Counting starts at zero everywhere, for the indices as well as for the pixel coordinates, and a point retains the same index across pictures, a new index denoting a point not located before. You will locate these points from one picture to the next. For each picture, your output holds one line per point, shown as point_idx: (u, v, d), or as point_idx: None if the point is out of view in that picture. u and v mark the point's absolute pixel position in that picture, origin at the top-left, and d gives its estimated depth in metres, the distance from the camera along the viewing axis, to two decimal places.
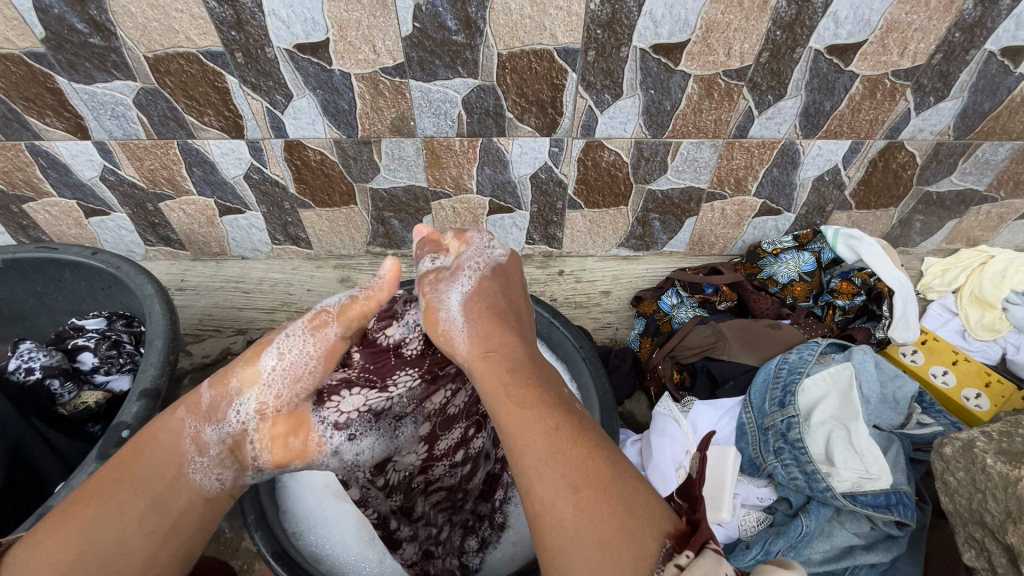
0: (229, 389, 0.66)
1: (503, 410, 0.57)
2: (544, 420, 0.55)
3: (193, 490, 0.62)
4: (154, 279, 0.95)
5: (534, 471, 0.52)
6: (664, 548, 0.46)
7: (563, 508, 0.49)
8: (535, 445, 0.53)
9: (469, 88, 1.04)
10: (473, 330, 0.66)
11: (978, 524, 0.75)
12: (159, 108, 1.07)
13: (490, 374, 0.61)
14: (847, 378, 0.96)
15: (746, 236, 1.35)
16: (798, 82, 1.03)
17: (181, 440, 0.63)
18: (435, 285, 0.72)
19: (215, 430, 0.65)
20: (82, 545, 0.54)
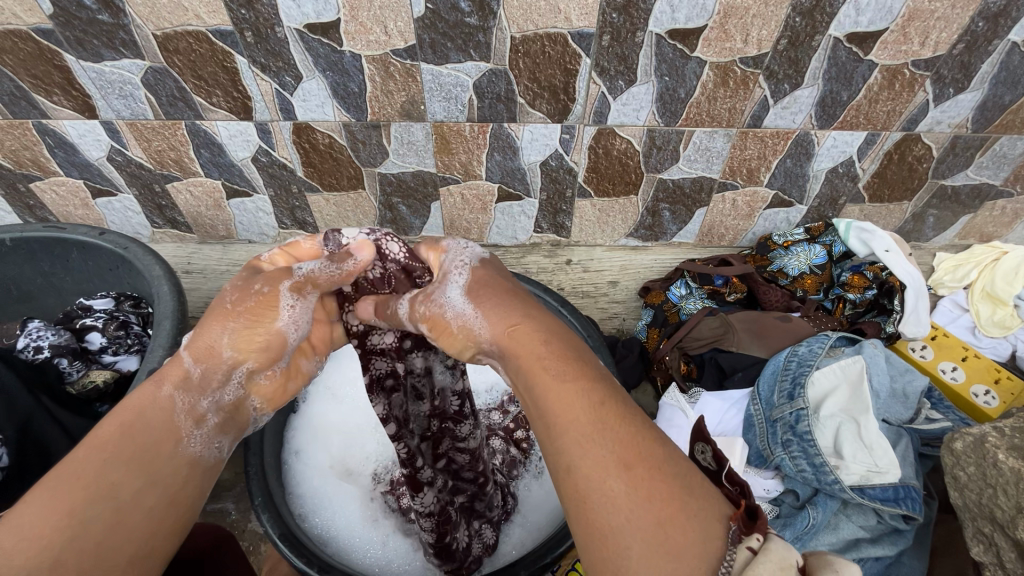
0: (223, 359, 0.56)
1: (541, 387, 0.48)
2: (588, 394, 0.46)
3: (189, 462, 0.54)
4: (162, 260, 0.95)
5: (580, 448, 0.44)
6: (730, 532, 0.40)
7: (613, 486, 0.42)
8: (581, 422, 0.45)
9: (481, 72, 1.03)
10: (488, 308, 0.54)
11: (988, 519, 0.75)
12: (167, 87, 1.06)
13: (521, 356, 0.50)
14: (857, 371, 0.95)
15: (757, 228, 1.34)
16: (816, 70, 1.02)
17: (173, 415, 0.54)
18: (430, 299, 0.58)
19: (210, 400, 0.57)
20: (75, 525, 0.45)
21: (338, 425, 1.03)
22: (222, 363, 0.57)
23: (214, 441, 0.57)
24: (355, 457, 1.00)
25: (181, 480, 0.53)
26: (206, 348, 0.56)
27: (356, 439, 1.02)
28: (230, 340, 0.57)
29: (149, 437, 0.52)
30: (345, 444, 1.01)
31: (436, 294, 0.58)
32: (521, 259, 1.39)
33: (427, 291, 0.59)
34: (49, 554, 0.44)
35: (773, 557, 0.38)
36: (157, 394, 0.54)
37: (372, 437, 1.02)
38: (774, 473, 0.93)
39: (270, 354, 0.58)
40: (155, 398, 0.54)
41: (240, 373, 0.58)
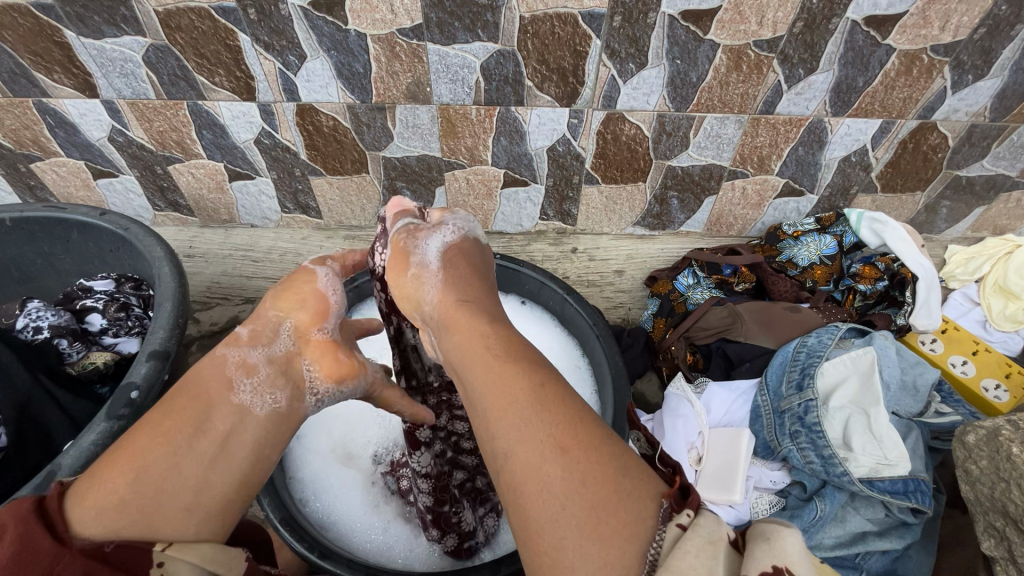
0: (269, 318, 0.69)
1: (483, 378, 0.54)
2: (528, 377, 0.53)
3: (239, 409, 0.62)
4: (163, 240, 0.94)
5: (517, 431, 0.49)
6: (661, 509, 0.44)
7: (549, 471, 0.46)
8: (520, 406, 0.50)
9: (488, 53, 1.00)
10: (447, 283, 0.65)
11: (1000, 513, 0.74)
12: (169, 66, 1.04)
13: (462, 332, 0.60)
14: (868, 362, 0.93)
15: (766, 217, 1.32)
16: (832, 55, 0.99)
17: (226, 368, 0.64)
18: (415, 236, 0.70)
19: (259, 354, 0.67)
20: (139, 464, 0.55)
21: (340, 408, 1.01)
22: (270, 319, 0.69)
23: (266, 393, 0.64)
24: (357, 441, 0.99)
25: (230, 424, 0.61)
26: (258, 316, 0.69)
27: (358, 422, 1.00)
28: (274, 303, 0.71)
29: (201, 392, 0.62)
30: (346, 429, 0.99)
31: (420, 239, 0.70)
32: (526, 247, 1.37)
33: (412, 235, 0.70)
34: (124, 486, 0.54)
35: (700, 531, 0.41)
36: (213, 353, 0.66)
37: (373, 422, 1.00)
38: (780, 465, 0.92)
39: (311, 310, 0.71)
40: (212, 357, 0.65)
41: (287, 328, 0.70)
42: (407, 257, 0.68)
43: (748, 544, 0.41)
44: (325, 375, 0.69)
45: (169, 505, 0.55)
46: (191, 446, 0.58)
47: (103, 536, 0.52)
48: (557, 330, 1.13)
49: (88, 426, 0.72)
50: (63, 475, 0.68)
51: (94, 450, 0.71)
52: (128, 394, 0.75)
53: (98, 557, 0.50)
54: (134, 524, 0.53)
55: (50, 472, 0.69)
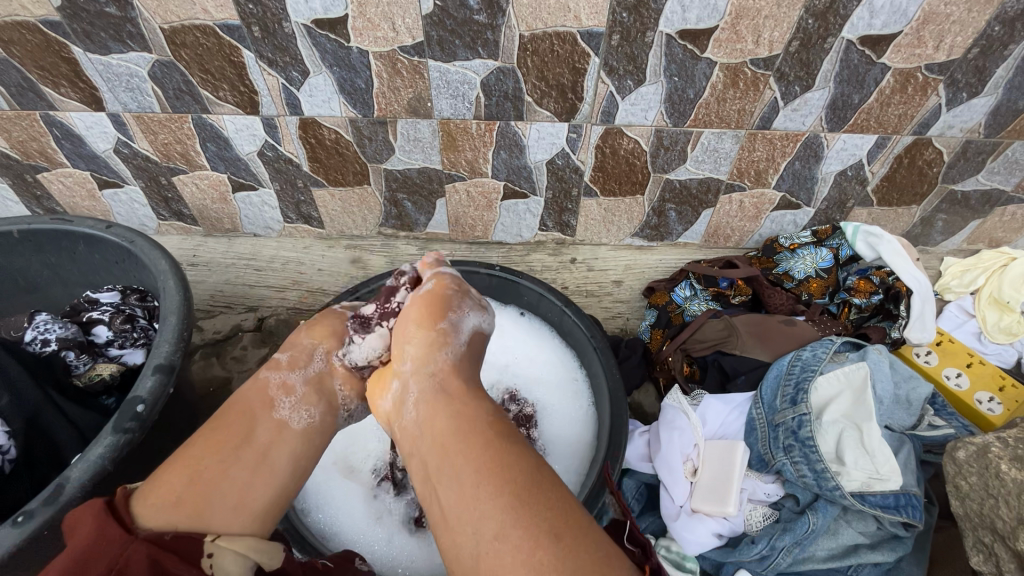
0: (305, 345, 0.82)
1: (480, 461, 0.60)
2: (528, 462, 0.60)
3: (279, 424, 0.73)
4: (168, 254, 0.95)
5: (515, 517, 0.55)
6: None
7: (541, 556, 0.52)
8: (518, 489, 0.57)
9: (488, 70, 1.02)
10: (461, 362, 0.74)
11: (989, 529, 0.75)
12: (174, 80, 1.06)
13: (463, 405, 0.67)
14: (861, 378, 0.95)
15: (763, 229, 1.33)
16: (827, 73, 1.00)
17: (269, 387, 0.76)
18: (460, 301, 0.80)
19: (299, 374, 0.79)
20: (195, 471, 0.66)
21: (342, 421, 1.03)
22: (306, 346, 0.82)
23: (302, 410, 0.76)
24: (358, 454, 1.00)
25: (270, 440, 0.72)
26: (291, 341, 0.83)
27: (359, 435, 1.02)
28: (308, 333, 0.84)
29: (248, 410, 0.74)
30: (347, 441, 1.01)
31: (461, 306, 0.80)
32: (526, 257, 1.39)
33: (458, 298, 0.80)
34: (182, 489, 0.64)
35: None
36: (257, 376, 0.78)
37: (374, 434, 1.02)
38: (774, 478, 0.94)
39: (333, 338, 0.85)
40: (256, 379, 0.77)
41: (319, 353, 0.83)
42: (445, 312, 0.78)
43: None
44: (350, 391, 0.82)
45: (219, 505, 0.64)
46: (238, 455, 0.69)
47: (163, 526, 0.60)
48: (555, 341, 1.14)
49: (95, 440, 0.74)
50: (71, 489, 0.70)
51: (101, 463, 0.72)
52: (135, 408, 0.77)
53: (159, 541, 0.59)
54: (191, 518, 0.62)
55: (59, 485, 0.70)
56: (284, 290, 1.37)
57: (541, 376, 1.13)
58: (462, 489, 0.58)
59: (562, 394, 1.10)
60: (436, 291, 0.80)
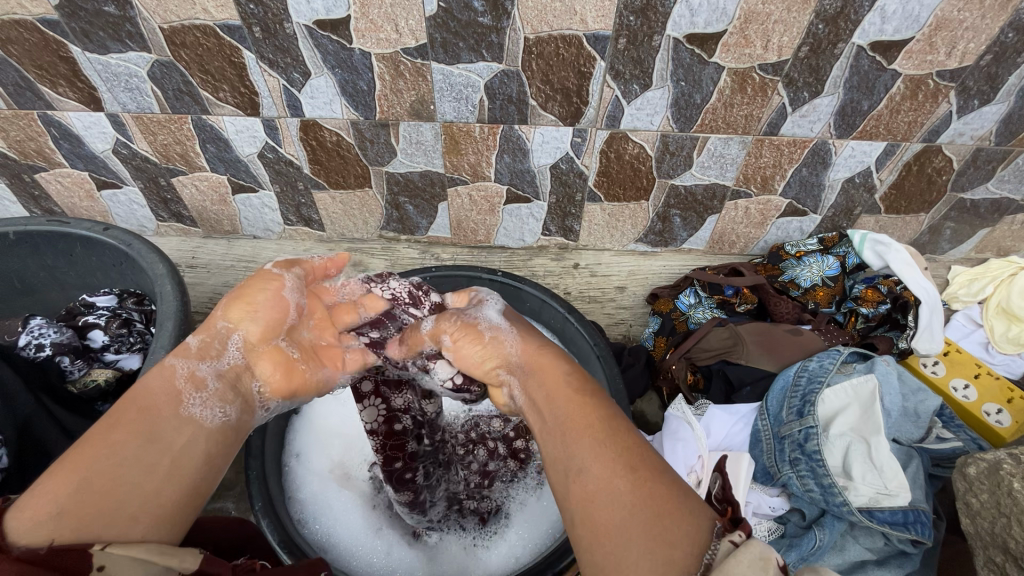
0: (218, 329, 0.64)
1: (566, 403, 0.57)
2: (601, 408, 0.56)
3: (193, 423, 0.56)
4: (165, 257, 0.94)
5: (592, 452, 0.51)
6: (716, 526, 0.45)
7: (619, 486, 0.48)
8: (598, 427, 0.53)
9: (492, 73, 1.00)
10: (518, 338, 0.67)
11: (999, 548, 0.73)
12: (174, 81, 1.04)
13: (547, 364, 0.63)
14: (869, 390, 0.93)
15: (769, 236, 1.32)
16: (837, 79, 0.99)
17: (175, 380, 0.59)
18: (466, 317, 0.71)
19: (210, 366, 0.62)
20: (84, 475, 0.48)
21: (339, 427, 1.01)
22: (219, 331, 0.64)
23: (215, 406, 0.59)
24: (354, 461, 1.00)
25: (184, 441, 0.55)
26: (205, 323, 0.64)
27: (355, 442, 1.01)
28: (223, 311, 0.65)
29: (158, 400, 0.56)
30: (344, 448, 1.00)
31: (473, 313, 0.72)
32: (528, 262, 1.37)
33: (463, 313, 0.72)
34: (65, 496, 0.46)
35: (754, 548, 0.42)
36: (158, 365, 0.60)
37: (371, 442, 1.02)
38: (779, 491, 0.92)
39: (261, 324, 0.65)
40: (158, 369, 0.60)
41: (236, 340, 0.65)
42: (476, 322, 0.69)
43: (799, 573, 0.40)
44: (273, 389, 0.67)
45: (125, 510, 0.47)
46: (144, 454, 0.52)
47: (43, 540, 0.43)
48: None
49: None
50: None
51: None
52: None
53: (33, 563, 0.41)
54: (78, 527, 0.45)
55: None
56: None
57: None
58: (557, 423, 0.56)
59: None
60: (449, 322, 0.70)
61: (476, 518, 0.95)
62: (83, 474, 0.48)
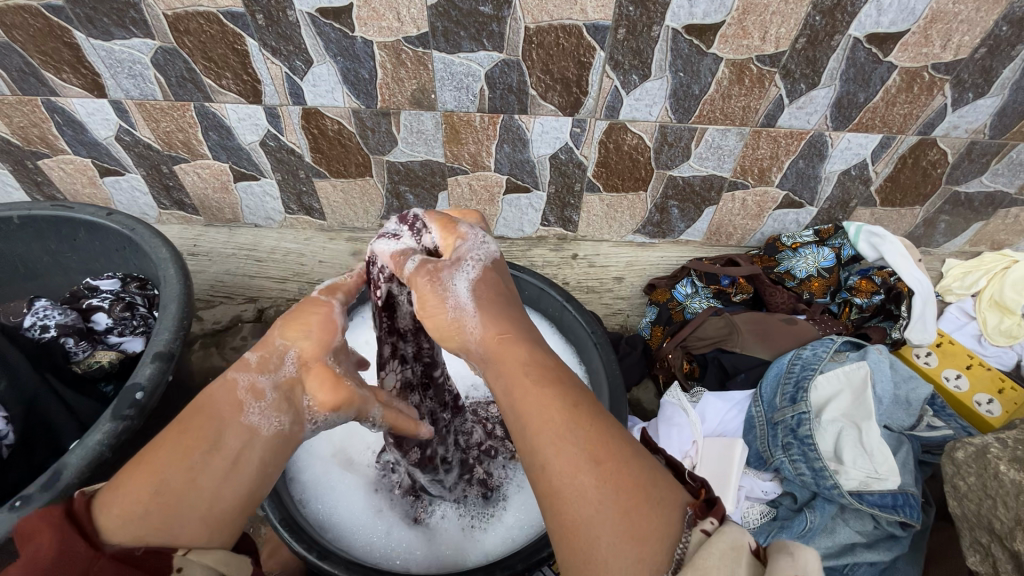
0: (276, 346, 0.61)
1: (524, 393, 0.56)
2: (562, 399, 0.56)
3: (249, 431, 0.57)
4: (168, 242, 0.95)
5: (555, 450, 0.53)
6: (686, 516, 0.51)
7: (586, 481, 0.51)
8: (559, 420, 0.54)
9: (493, 62, 1.01)
10: (485, 312, 0.63)
11: (985, 529, 0.75)
12: (177, 68, 1.05)
13: (507, 358, 0.59)
14: (861, 377, 0.94)
15: (766, 228, 1.33)
16: (833, 71, 1.00)
17: (234, 392, 0.58)
18: (437, 278, 0.63)
19: (270, 377, 0.60)
20: (157, 484, 0.52)
21: None
22: (277, 347, 0.61)
23: (273, 414, 0.58)
24: (356, 446, 1.00)
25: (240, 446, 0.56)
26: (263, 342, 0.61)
27: (356, 427, 1.02)
28: (280, 330, 0.62)
29: (214, 406, 0.57)
30: (344, 432, 1.01)
31: (443, 276, 0.63)
32: (527, 252, 1.38)
33: (435, 274, 0.63)
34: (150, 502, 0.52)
35: (726, 538, 0.48)
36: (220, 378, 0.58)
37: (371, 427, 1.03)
38: (773, 476, 0.94)
39: (319, 342, 0.62)
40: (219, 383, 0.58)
41: (293, 357, 0.61)
42: (439, 303, 0.62)
43: (769, 555, 0.48)
44: (324, 403, 0.61)
45: (188, 518, 0.52)
46: (207, 462, 0.54)
47: (133, 542, 0.51)
48: (554, 337, 1.14)
49: (93, 426, 0.74)
50: (68, 475, 0.70)
51: (100, 450, 0.72)
52: (134, 396, 0.77)
53: (127, 562, 0.49)
54: (158, 529, 0.51)
55: (57, 471, 0.70)
56: (284, 281, 1.37)
57: None
58: (517, 416, 0.56)
59: None
60: (417, 293, 0.63)
61: (476, 499, 0.95)
62: (155, 482, 0.52)
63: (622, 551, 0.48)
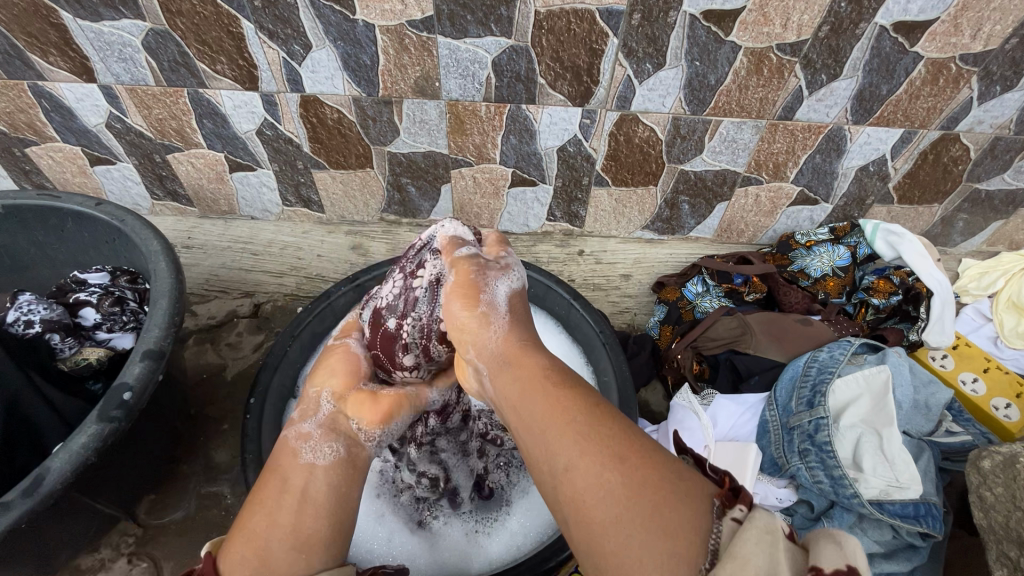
0: (311, 394, 0.76)
1: (542, 400, 0.56)
2: (580, 402, 0.55)
3: (309, 467, 0.64)
4: (159, 234, 0.91)
5: (576, 448, 0.50)
6: (714, 506, 0.43)
7: (608, 477, 0.47)
8: (577, 421, 0.52)
9: (500, 49, 0.97)
10: (513, 325, 0.68)
11: (1013, 542, 0.71)
12: (169, 52, 1.00)
13: (526, 369, 0.61)
14: (883, 381, 0.90)
15: (779, 225, 1.29)
16: (856, 61, 0.96)
17: (288, 437, 0.69)
18: (483, 274, 0.73)
19: (312, 422, 0.71)
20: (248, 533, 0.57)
21: None
22: (312, 397, 0.75)
23: (324, 446, 0.68)
24: None
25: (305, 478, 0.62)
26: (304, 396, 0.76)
27: None
28: (313, 383, 0.78)
29: (276, 462, 0.65)
30: None
31: (486, 276, 0.73)
32: (532, 248, 1.34)
33: (482, 270, 0.73)
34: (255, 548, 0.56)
35: (757, 523, 0.40)
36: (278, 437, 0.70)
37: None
38: (787, 482, 0.89)
39: (346, 378, 0.77)
40: (278, 444, 0.69)
41: (327, 398, 0.75)
42: (478, 295, 0.70)
43: (808, 541, 0.40)
44: (370, 423, 0.73)
45: (280, 551, 0.56)
46: (284, 506, 0.59)
47: None
48: (560, 336, 1.10)
49: (78, 429, 0.70)
50: (51, 480, 0.66)
51: (85, 453, 0.69)
52: (121, 396, 0.73)
53: None
54: (261, 564, 0.54)
55: (39, 476, 0.66)
56: (281, 276, 1.32)
57: None
58: (535, 423, 0.55)
59: None
60: (458, 277, 0.73)
61: (478, 502, 0.93)
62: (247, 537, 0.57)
63: (652, 556, 0.42)
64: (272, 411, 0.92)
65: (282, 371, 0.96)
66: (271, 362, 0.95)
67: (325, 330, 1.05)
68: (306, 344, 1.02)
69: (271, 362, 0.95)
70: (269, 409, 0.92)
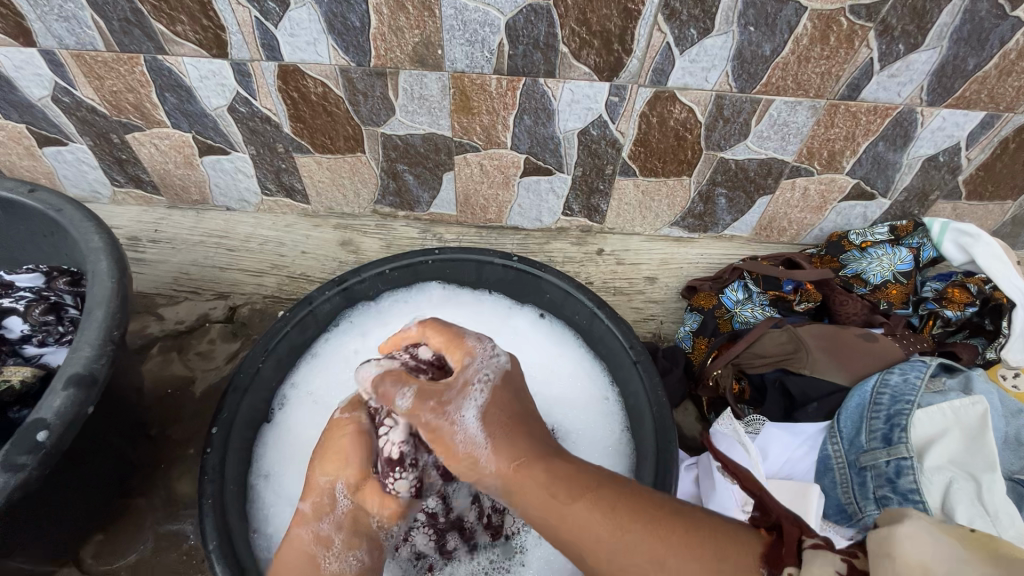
0: (321, 487, 0.66)
1: (574, 514, 0.55)
2: (596, 507, 0.55)
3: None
4: (103, 227, 0.75)
5: (622, 554, 0.51)
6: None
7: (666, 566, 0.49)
8: (606, 514, 0.54)
9: (516, 8, 0.80)
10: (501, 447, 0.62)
11: None
12: (119, 9, 0.84)
13: (534, 481, 0.58)
14: (977, 415, 0.75)
15: (826, 222, 1.14)
16: (943, 28, 0.80)
17: (305, 552, 0.64)
18: (444, 412, 0.63)
19: (326, 525, 0.66)
20: None
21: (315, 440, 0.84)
22: (323, 487, 0.66)
23: (348, 556, 0.65)
24: None
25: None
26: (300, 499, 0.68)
27: None
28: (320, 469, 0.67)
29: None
30: None
31: (450, 408, 0.64)
32: (545, 246, 1.19)
33: (442, 407, 0.64)
34: None
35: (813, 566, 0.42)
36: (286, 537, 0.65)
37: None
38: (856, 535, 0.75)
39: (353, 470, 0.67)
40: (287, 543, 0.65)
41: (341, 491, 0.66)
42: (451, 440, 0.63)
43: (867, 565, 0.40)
44: (390, 517, 0.68)
45: None
46: None
47: None
48: (580, 349, 0.95)
49: None
50: None
51: None
52: (35, 436, 0.58)
53: None
54: None
55: None
56: (261, 275, 1.17)
57: (561, 392, 0.93)
58: (568, 525, 0.55)
59: (588, 415, 0.90)
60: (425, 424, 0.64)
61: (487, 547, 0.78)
62: None
63: None
64: (238, 443, 0.76)
65: (253, 392, 0.80)
66: (240, 381, 0.79)
67: (306, 342, 0.89)
68: (282, 359, 0.85)
69: (240, 382, 0.79)
70: (235, 441, 0.76)
